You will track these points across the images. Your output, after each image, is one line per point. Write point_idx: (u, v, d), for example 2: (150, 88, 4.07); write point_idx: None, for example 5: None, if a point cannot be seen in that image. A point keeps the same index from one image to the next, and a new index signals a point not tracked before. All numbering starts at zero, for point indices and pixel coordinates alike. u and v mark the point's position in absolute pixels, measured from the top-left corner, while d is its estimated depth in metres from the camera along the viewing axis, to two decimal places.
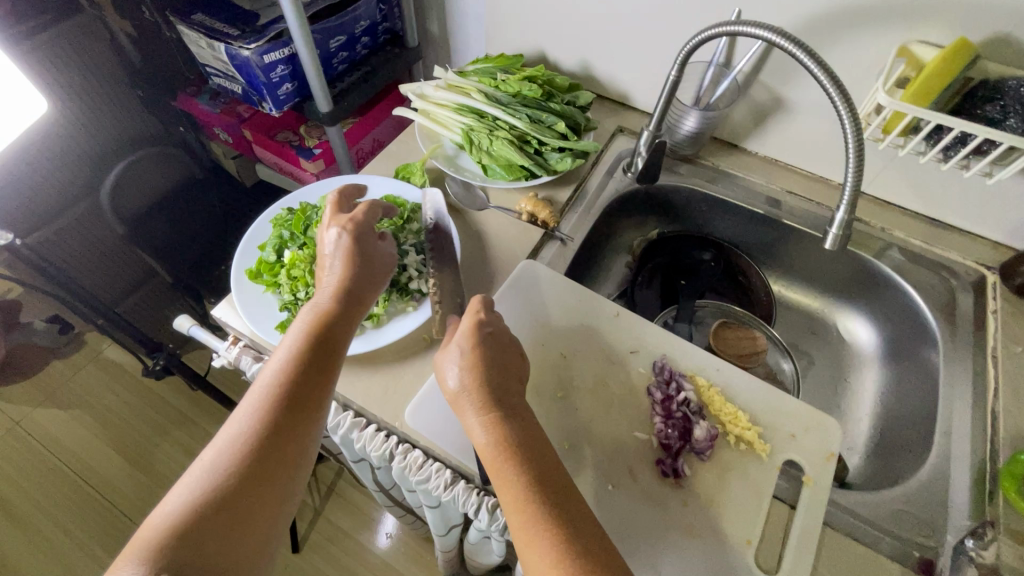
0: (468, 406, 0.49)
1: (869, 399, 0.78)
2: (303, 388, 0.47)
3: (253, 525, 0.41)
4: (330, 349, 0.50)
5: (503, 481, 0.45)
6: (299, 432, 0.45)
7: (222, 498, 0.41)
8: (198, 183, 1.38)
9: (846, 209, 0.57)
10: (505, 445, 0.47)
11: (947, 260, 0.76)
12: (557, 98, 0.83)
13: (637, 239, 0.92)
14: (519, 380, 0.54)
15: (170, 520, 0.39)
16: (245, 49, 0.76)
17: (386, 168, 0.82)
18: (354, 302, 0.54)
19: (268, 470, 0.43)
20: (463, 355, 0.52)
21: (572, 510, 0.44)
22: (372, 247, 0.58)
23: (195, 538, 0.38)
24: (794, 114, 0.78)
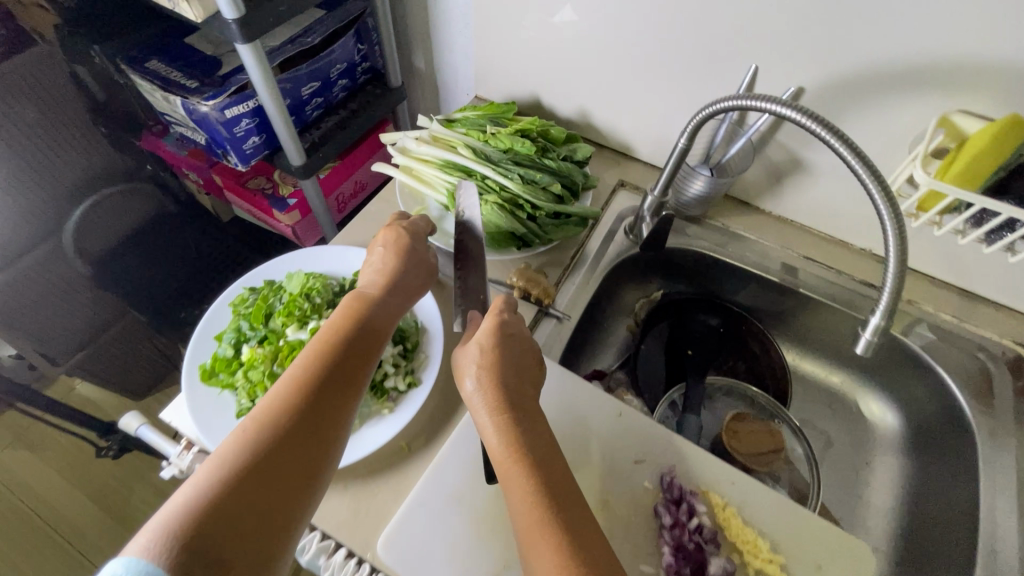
0: (482, 405, 0.48)
1: (895, 490, 0.70)
2: (334, 380, 0.44)
3: (276, 519, 0.37)
4: (365, 345, 0.48)
5: (517, 486, 0.43)
6: (329, 427, 0.42)
7: (260, 466, 0.38)
8: (172, 218, 1.30)
9: (883, 314, 0.51)
10: (520, 446, 0.45)
11: (982, 338, 0.68)
12: (552, 153, 0.76)
13: (639, 300, 0.83)
14: (536, 387, 0.53)
15: (189, 495, 0.35)
16: (203, 104, 0.68)
17: (363, 231, 0.74)
18: (391, 303, 0.54)
19: (297, 458, 0.39)
20: (480, 354, 0.52)
21: (582, 525, 0.42)
22: (412, 255, 0.60)
23: (217, 515, 0.34)
24: (813, 176, 0.71)
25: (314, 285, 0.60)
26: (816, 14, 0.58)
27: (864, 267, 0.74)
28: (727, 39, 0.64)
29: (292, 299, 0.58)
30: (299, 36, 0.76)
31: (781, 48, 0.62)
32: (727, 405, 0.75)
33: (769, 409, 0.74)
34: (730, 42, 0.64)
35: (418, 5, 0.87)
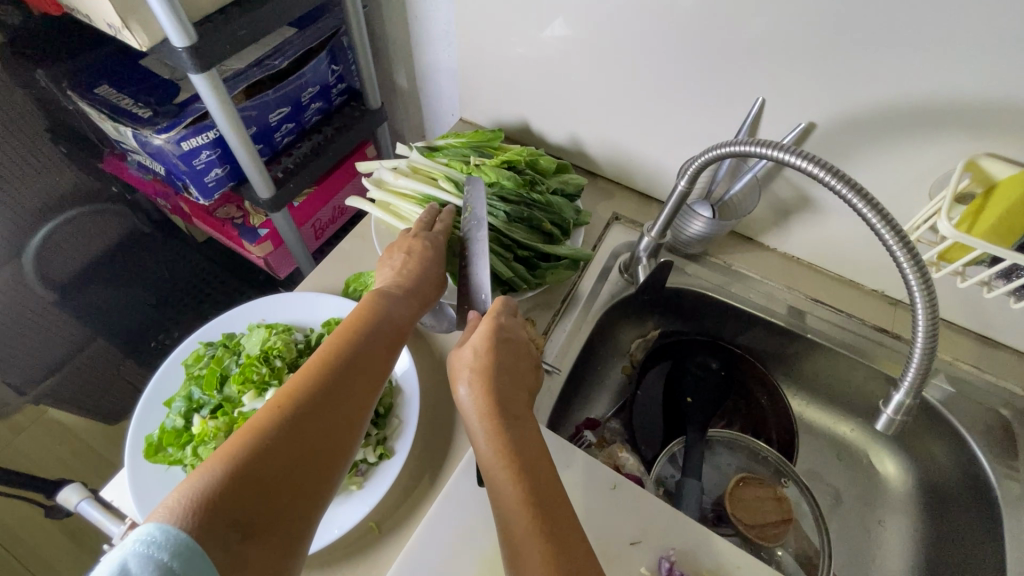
0: (473, 412, 0.45)
1: (908, 554, 0.66)
2: (359, 361, 0.44)
3: (299, 496, 0.36)
4: (391, 330, 0.49)
5: (510, 495, 0.40)
6: (355, 407, 0.42)
7: (277, 453, 0.36)
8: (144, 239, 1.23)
9: (908, 392, 0.46)
10: (512, 454, 0.42)
11: (1003, 391, 0.63)
12: (541, 187, 0.70)
13: (635, 340, 0.78)
14: (528, 393, 0.50)
15: (216, 457, 0.35)
16: (155, 137, 0.62)
17: (336, 272, 0.68)
18: (413, 292, 0.54)
19: (323, 434, 0.39)
20: (473, 358, 0.48)
21: (575, 547, 0.38)
22: (435, 259, 0.59)
23: (244, 482, 0.34)
24: (823, 215, 0.65)
25: (274, 345, 0.54)
26: (832, 45, 0.52)
27: (877, 310, 0.69)
28: (732, 69, 0.59)
29: (249, 362, 0.52)
30: (265, 58, 0.69)
31: (792, 80, 0.56)
32: (732, 462, 0.70)
33: (778, 466, 0.68)
34: (735, 72, 0.59)
35: (398, 20, 0.81)
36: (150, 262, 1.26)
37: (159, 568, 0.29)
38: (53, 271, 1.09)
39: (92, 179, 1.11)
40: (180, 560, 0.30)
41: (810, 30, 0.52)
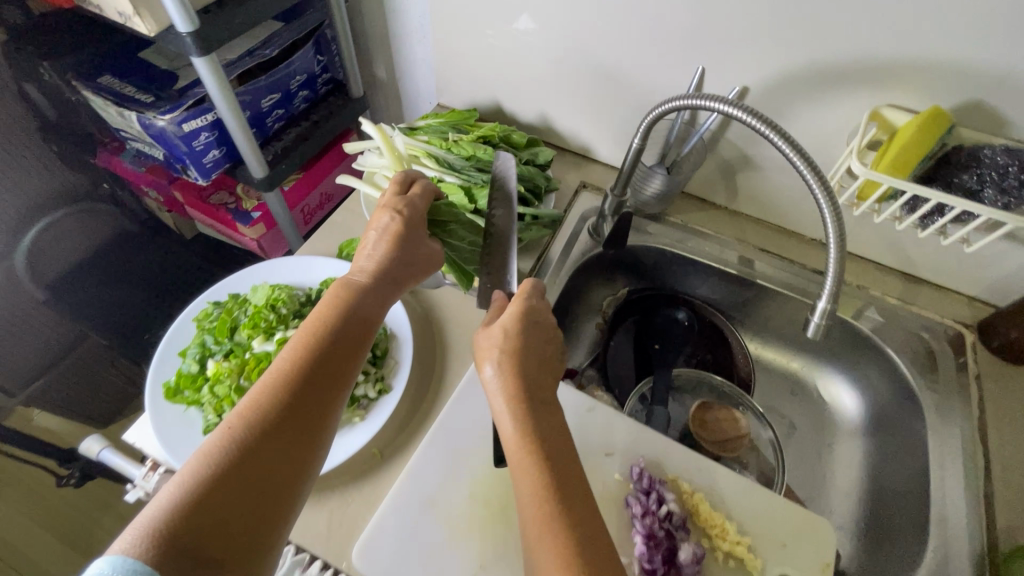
0: (498, 395, 0.47)
1: (849, 469, 0.74)
2: (317, 377, 0.44)
3: (257, 518, 0.38)
4: (355, 332, 0.48)
5: (527, 480, 0.42)
6: (312, 425, 0.43)
7: (228, 480, 0.38)
8: (131, 238, 1.25)
9: (830, 298, 0.54)
10: (530, 441, 0.44)
11: (925, 319, 0.73)
12: (514, 158, 0.77)
13: (606, 298, 0.86)
14: (552, 373, 0.52)
15: (172, 489, 0.36)
16: (159, 119, 0.67)
17: (328, 241, 0.74)
18: (387, 283, 0.53)
19: (277, 458, 0.40)
20: (502, 340, 0.51)
21: (583, 521, 0.41)
22: (417, 235, 0.57)
23: (197, 517, 0.36)
24: (763, 172, 0.74)
25: (279, 296, 0.60)
26: (756, 19, 0.61)
27: (816, 255, 0.78)
28: (674, 44, 0.67)
29: (257, 311, 0.58)
30: (256, 49, 0.75)
31: (727, 52, 0.65)
32: (694, 395, 0.77)
33: (730, 394, 0.77)
34: (678, 46, 0.67)
35: (377, 14, 0.88)
36: (139, 260, 1.28)
37: None
38: (44, 269, 1.12)
39: (82, 180, 1.14)
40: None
41: (737, 6, 0.61)
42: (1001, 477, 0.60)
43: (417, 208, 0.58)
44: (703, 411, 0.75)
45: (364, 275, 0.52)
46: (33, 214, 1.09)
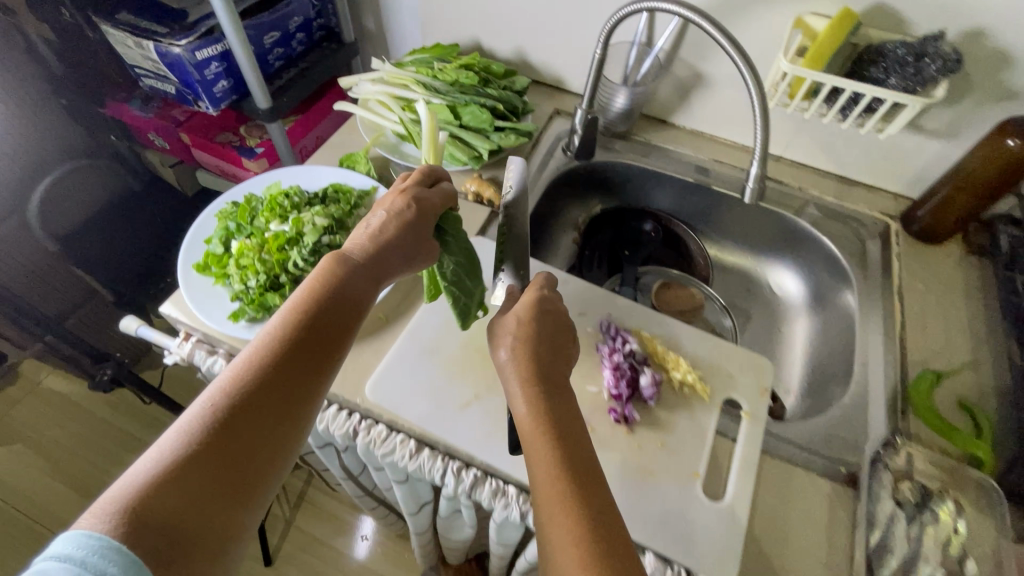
0: (513, 377, 0.48)
1: (800, 345, 0.84)
2: (306, 353, 0.43)
3: (236, 494, 0.37)
4: (347, 309, 0.46)
5: (540, 458, 0.43)
6: (293, 403, 0.41)
7: (207, 449, 0.37)
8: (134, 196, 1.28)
9: (759, 163, 0.62)
10: (543, 421, 0.45)
11: (856, 212, 0.84)
12: (493, 84, 0.87)
13: (581, 215, 0.95)
14: (565, 359, 0.54)
15: (151, 461, 0.35)
16: (175, 46, 0.75)
17: (329, 159, 0.82)
18: (384, 268, 0.50)
19: (253, 442, 0.39)
20: (516, 326, 0.52)
21: (602, 501, 0.41)
22: (421, 223, 0.53)
23: (170, 492, 0.34)
24: (712, 88, 0.85)
25: (291, 189, 0.68)
26: None
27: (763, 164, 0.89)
28: None
29: (273, 199, 0.67)
30: None
31: None
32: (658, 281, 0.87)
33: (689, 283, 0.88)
34: None
35: None
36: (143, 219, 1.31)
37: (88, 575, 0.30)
38: (55, 222, 1.13)
39: (86, 134, 1.16)
40: (114, 567, 0.30)
41: None
42: (914, 328, 0.71)
43: (429, 192, 0.55)
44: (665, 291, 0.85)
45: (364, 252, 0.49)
46: (45, 166, 1.10)
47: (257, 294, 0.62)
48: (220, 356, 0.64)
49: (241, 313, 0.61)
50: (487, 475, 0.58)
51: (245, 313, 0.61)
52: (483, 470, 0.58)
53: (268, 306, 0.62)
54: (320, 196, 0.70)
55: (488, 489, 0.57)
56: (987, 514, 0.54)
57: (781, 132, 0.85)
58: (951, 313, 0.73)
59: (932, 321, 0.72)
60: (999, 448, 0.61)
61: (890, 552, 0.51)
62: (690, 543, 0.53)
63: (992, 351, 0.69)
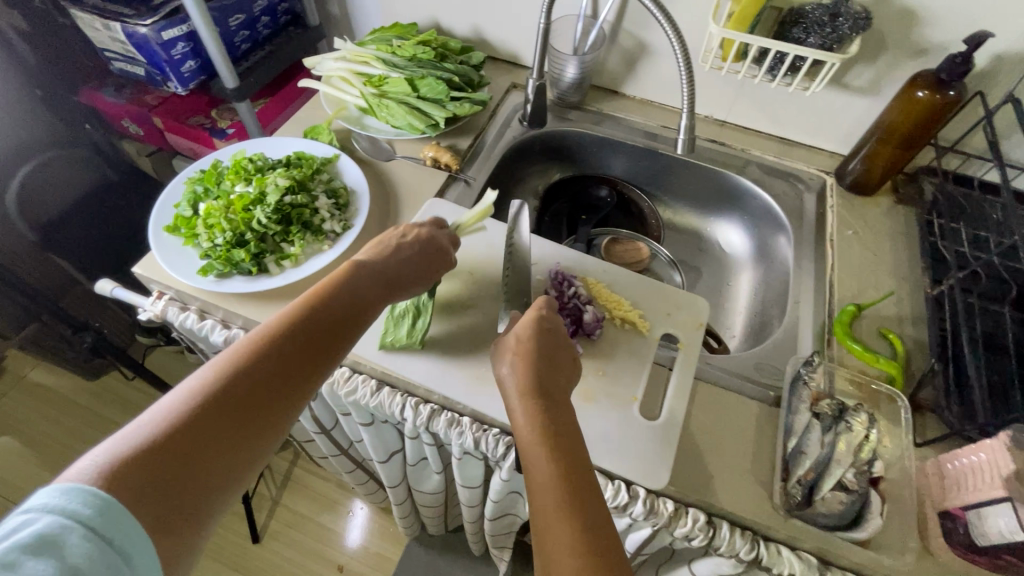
0: (514, 390, 0.51)
1: (745, 295, 0.89)
2: (305, 350, 0.47)
3: (215, 463, 0.39)
4: (344, 313, 0.51)
5: (535, 460, 0.46)
6: (286, 392, 0.45)
7: (201, 417, 0.40)
8: (112, 188, 1.25)
9: (688, 115, 0.67)
10: (540, 425, 0.48)
11: (795, 169, 0.90)
12: (450, 59, 0.91)
13: (541, 183, 1.00)
14: (567, 370, 0.56)
15: (148, 422, 0.38)
16: (141, 26, 0.79)
17: (294, 133, 0.86)
18: (385, 289, 0.56)
19: (243, 420, 0.42)
20: (517, 343, 0.56)
21: (589, 493, 0.44)
22: (425, 261, 0.61)
23: (162, 451, 0.37)
24: (655, 57, 0.90)
25: (254, 155, 0.73)
26: None
27: (707, 128, 0.94)
28: None
29: (237, 164, 0.71)
30: None
31: None
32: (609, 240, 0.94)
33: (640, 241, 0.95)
34: None
35: None
36: (122, 210, 1.29)
37: (77, 523, 0.33)
38: (35, 212, 1.12)
39: (61, 124, 1.12)
40: (101, 512, 0.33)
41: None
42: (843, 269, 0.77)
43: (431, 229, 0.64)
44: (616, 246, 0.92)
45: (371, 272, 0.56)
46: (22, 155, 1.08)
47: (225, 249, 0.66)
48: (192, 312, 0.68)
49: (209, 268, 0.65)
50: (443, 408, 0.63)
51: (213, 268, 0.66)
52: (440, 404, 0.63)
53: (235, 261, 0.66)
54: (283, 162, 0.74)
55: (444, 420, 0.61)
56: (898, 422, 0.60)
57: (723, 97, 0.91)
58: (878, 255, 0.78)
59: (861, 263, 0.77)
60: (914, 369, 0.66)
61: (806, 455, 0.56)
62: (628, 458, 0.58)
63: (912, 287, 0.75)
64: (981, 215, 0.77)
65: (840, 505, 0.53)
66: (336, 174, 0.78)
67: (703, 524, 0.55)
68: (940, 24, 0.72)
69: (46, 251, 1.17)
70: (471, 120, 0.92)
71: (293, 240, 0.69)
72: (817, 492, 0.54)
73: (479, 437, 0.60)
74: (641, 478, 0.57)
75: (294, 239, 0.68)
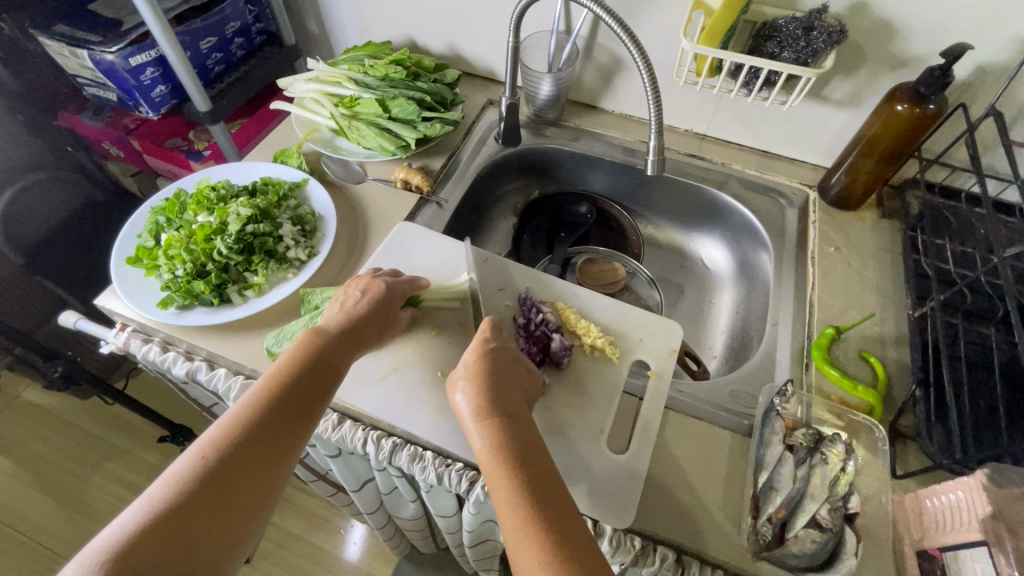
0: (468, 413, 0.50)
1: (727, 313, 0.87)
2: (284, 409, 0.49)
3: (209, 538, 0.41)
4: (320, 382, 0.52)
5: (500, 486, 0.45)
6: (268, 470, 0.46)
7: (188, 498, 0.41)
8: (99, 208, 1.22)
9: (657, 135, 0.65)
10: (502, 450, 0.47)
11: (777, 183, 0.87)
12: (423, 78, 0.90)
13: (520, 200, 0.99)
14: (523, 390, 0.55)
15: (136, 512, 0.40)
16: (108, 53, 0.79)
17: (266, 156, 0.86)
18: (353, 338, 0.57)
19: (233, 490, 0.43)
20: (467, 368, 0.54)
21: (566, 520, 0.43)
22: (388, 305, 0.61)
23: (154, 538, 0.38)
24: (631, 71, 0.88)
25: (218, 184, 0.72)
26: None
27: (688, 143, 0.92)
28: None
29: (200, 193, 0.70)
30: None
31: None
32: (585, 258, 0.91)
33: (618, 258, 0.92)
34: None
35: None
36: (111, 230, 1.26)
37: None
38: (17, 235, 1.07)
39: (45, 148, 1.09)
40: None
41: None
42: (825, 288, 0.74)
43: (402, 281, 0.64)
44: (591, 267, 0.90)
45: (335, 325, 0.57)
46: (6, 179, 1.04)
47: (185, 281, 0.65)
48: (155, 343, 0.67)
49: (169, 300, 0.64)
50: (406, 443, 0.62)
51: (173, 301, 0.65)
52: (402, 438, 0.62)
53: (195, 292, 0.65)
54: (249, 189, 0.73)
55: (406, 454, 0.60)
56: (876, 454, 0.57)
57: (701, 111, 0.89)
58: (861, 272, 0.76)
59: (844, 281, 0.75)
60: (896, 395, 0.64)
61: (777, 491, 0.53)
62: (592, 494, 0.56)
63: (896, 306, 0.72)
64: (967, 230, 0.74)
65: (813, 545, 0.50)
66: (304, 199, 0.77)
67: (671, 564, 0.52)
68: (918, 36, 0.70)
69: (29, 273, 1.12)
70: (445, 139, 0.91)
71: (256, 270, 0.68)
72: (789, 530, 0.51)
73: (442, 473, 0.59)
74: (605, 516, 0.54)
75: (256, 268, 0.67)
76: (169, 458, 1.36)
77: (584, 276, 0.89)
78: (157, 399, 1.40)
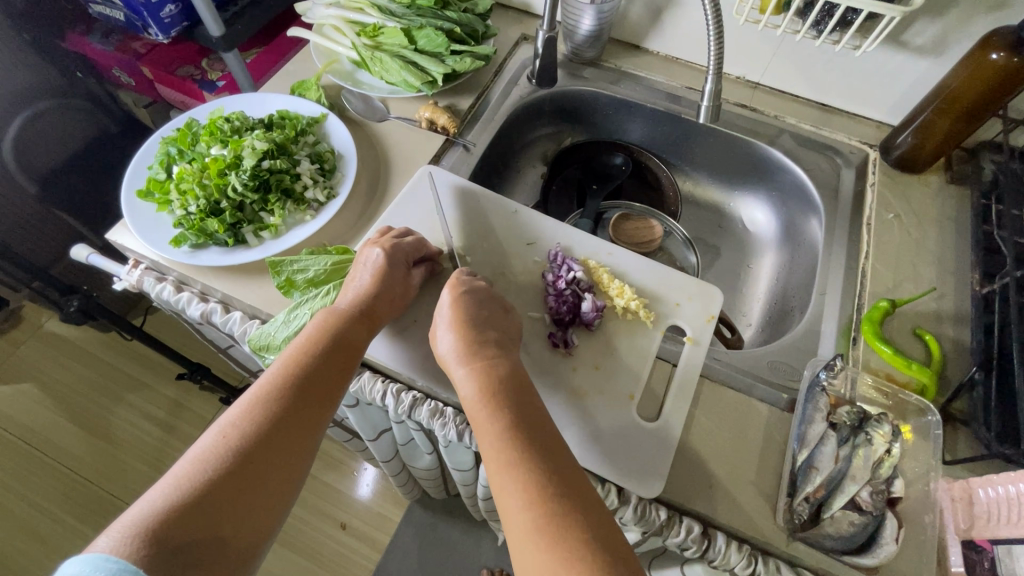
0: (453, 358, 0.48)
1: (766, 280, 0.82)
2: (302, 382, 0.46)
3: (238, 513, 0.40)
4: (342, 356, 0.49)
5: (485, 432, 0.42)
6: (294, 444, 0.44)
7: (214, 475, 0.40)
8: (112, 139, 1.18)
9: (714, 77, 0.58)
10: (489, 392, 0.44)
11: (835, 141, 0.79)
12: (453, 6, 0.82)
13: (551, 148, 0.92)
14: (507, 331, 0.52)
15: (167, 488, 0.39)
16: None
17: (283, 88, 0.80)
18: (371, 310, 0.53)
19: (256, 465, 0.42)
20: (446, 311, 0.51)
21: (564, 467, 0.40)
22: (404, 272, 0.57)
23: (186, 513, 0.38)
24: (683, 5, 0.80)
25: (232, 115, 0.67)
26: None
27: (739, 92, 0.84)
28: None
29: (213, 124, 0.66)
30: None
31: None
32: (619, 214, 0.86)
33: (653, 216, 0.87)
34: None
35: None
36: (126, 161, 1.21)
37: None
38: (33, 162, 1.05)
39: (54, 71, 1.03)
40: None
41: None
42: (880, 258, 0.68)
43: (413, 243, 0.60)
44: (626, 220, 0.85)
45: (352, 299, 0.53)
46: (15, 104, 0.99)
47: (198, 219, 0.62)
48: (169, 283, 0.65)
49: (182, 239, 0.61)
50: (427, 398, 0.59)
51: (186, 239, 0.62)
52: (423, 393, 0.60)
53: (209, 231, 0.62)
54: (265, 122, 0.69)
55: (426, 410, 0.58)
56: (925, 438, 0.53)
57: (758, 55, 0.81)
58: (920, 242, 0.69)
59: (901, 250, 0.69)
60: (950, 375, 0.59)
61: (817, 471, 0.50)
62: (617, 461, 0.53)
63: (957, 281, 0.66)
64: None
65: (850, 528, 0.48)
66: (323, 136, 0.72)
67: (696, 536, 0.50)
68: None
69: (43, 202, 1.09)
70: (475, 77, 0.84)
71: (272, 210, 0.64)
72: (826, 511, 0.49)
73: (463, 431, 0.57)
74: (631, 484, 0.52)
75: (273, 208, 0.64)
76: (189, 394, 1.38)
77: (617, 231, 0.84)
78: (176, 337, 1.41)
